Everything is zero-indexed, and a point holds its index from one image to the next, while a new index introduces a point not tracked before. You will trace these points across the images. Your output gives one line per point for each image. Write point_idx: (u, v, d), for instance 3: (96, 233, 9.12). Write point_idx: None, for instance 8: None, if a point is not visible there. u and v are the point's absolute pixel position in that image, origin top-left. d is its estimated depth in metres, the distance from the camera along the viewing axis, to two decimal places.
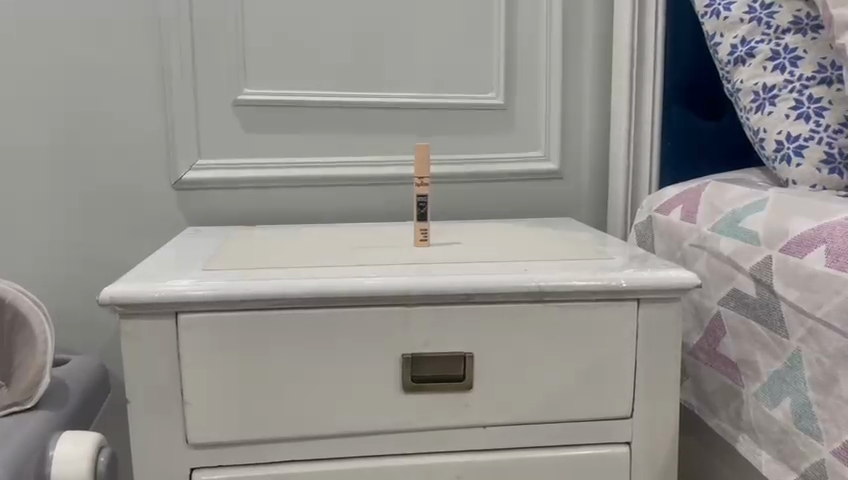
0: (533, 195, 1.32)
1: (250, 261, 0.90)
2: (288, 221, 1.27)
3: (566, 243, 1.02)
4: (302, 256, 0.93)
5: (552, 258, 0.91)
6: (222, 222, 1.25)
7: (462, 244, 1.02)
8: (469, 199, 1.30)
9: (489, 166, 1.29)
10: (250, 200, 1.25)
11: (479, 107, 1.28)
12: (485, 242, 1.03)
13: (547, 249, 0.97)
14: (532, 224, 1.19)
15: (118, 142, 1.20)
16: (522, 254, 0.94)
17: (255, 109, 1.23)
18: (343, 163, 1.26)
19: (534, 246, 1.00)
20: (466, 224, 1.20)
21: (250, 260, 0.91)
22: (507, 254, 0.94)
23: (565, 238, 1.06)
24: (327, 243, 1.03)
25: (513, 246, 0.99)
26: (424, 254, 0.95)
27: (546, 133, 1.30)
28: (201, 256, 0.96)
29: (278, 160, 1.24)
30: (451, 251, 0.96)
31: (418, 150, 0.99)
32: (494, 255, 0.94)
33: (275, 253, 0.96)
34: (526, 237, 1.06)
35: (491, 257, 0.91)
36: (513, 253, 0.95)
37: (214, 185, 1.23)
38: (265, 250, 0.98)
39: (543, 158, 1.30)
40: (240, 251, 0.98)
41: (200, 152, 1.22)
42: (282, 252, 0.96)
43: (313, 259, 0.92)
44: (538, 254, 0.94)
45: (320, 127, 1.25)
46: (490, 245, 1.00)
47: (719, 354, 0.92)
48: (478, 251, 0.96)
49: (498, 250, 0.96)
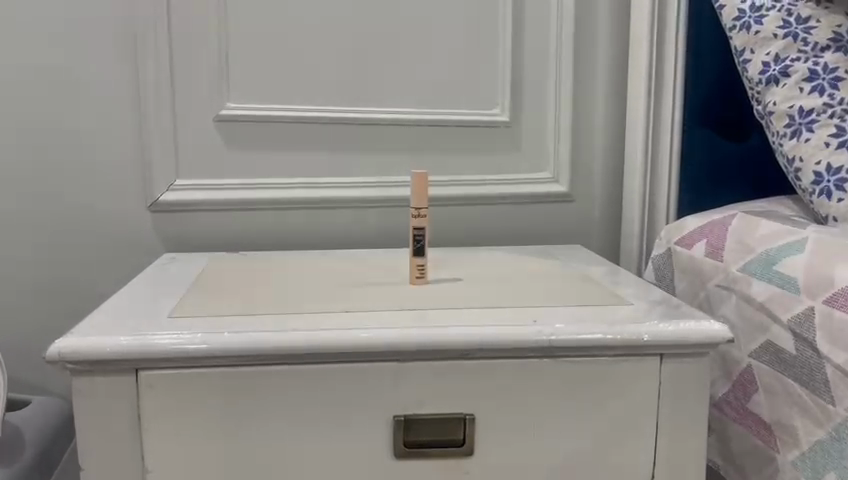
0: (541, 220, 1.22)
1: (223, 305, 0.80)
2: (274, 246, 1.17)
3: (577, 281, 0.92)
4: (282, 298, 0.83)
5: (563, 305, 0.81)
6: (202, 248, 1.15)
7: (461, 282, 0.92)
8: (471, 224, 1.20)
9: (492, 188, 1.19)
10: (233, 224, 1.15)
11: (483, 125, 1.18)
12: (486, 279, 0.93)
13: (556, 291, 0.87)
14: (540, 254, 1.09)
15: (90, 160, 1.11)
16: (528, 297, 0.84)
17: (239, 125, 1.13)
18: (335, 184, 1.16)
19: (541, 285, 0.90)
20: (468, 252, 1.10)
21: (225, 303, 0.81)
22: (512, 298, 0.84)
23: (577, 275, 0.96)
24: (313, 278, 0.93)
25: (518, 286, 0.89)
26: (418, 296, 0.85)
27: (555, 152, 1.20)
28: (172, 295, 0.86)
29: (264, 181, 1.14)
30: (448, 292, 0.86)
31: (414, 179, 0.88)
32: (497, 298, 0.84)
33: (252, 292, 0.86)
34: (532, 273, 0.96)
35: (494, 303, 0.81)
36: (518, 296, 0.85)
37: (194, 207, 1.13)
38: (242, 288, 0.88)
39: (552, 180, 1.20)
40: (215, 289, 0.88)
41: (179, 171, 1.12)
42: (261, 292, 0.86)
43: (293, 302, 0.82)
44: (547, 298, 0.84)
45: (309, 144, 1.15)
46: (491, 284, 0.90)
47: (749, 412, 0.83)
48: (481, 293, 0.86)
49: (501, 292, 0.86)
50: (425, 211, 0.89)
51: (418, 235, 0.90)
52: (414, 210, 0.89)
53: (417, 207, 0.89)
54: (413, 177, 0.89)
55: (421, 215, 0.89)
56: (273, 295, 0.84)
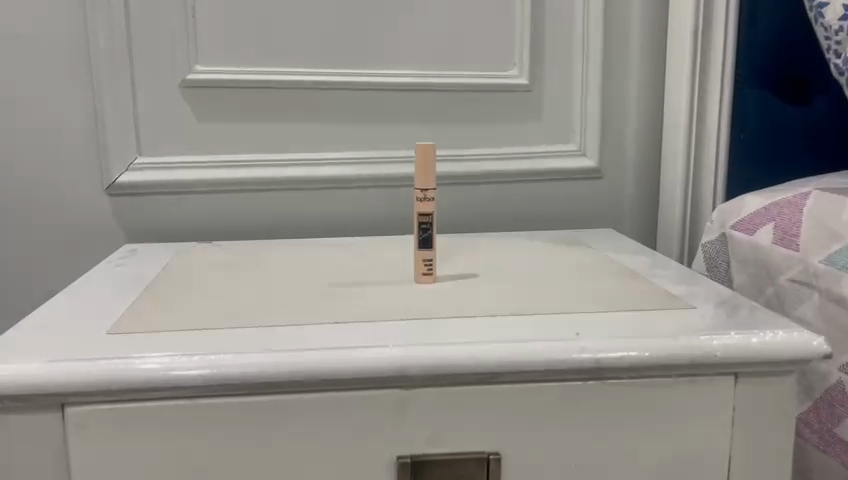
0: (566, 199, 1.05)
1: (179, 316, 0.64)
2: (255, 234, 1.00)
3: (618, 278, 0.75)
4: (255, 305, 0.67)
5: (607, 311, 0.65)
6: (170, 236, 0.99)
7: (476, 280, 0.75)
8: (485, 205, 1.03)
9: (510, 163, 1.02)
10: (205, 209, 0.98)
11: (498, 89, 1.00)
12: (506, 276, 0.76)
13: (593, 291, 0.70)
14: (567, 242, 0.93)
15: (32, 135, 0.93)
16: (561, 301, 0.67)
17: (210, 92, 0.95)
18: (325, 160, 0.99)
19: (574, 283, 0.73)
20: (482, 240, 0.94)
21: (185, 312, 0.65)
22: (540, 302, 0.67)
23: (614, 267, 0.80)
24: (299, 275, 0.77)
25: (547, 285, 0.72)
26: (424, 300, 0.68)
27: (582, 120, 1.02)
28: (121, 301, 0.70)
29: (241, 158, 0.97)
30: (460, 295, 0.69)
31: (419, 153, 0.71)
32: (523, 302, 0.67)
33: (219, 298, 0.70)
34: (561, 267, 0.80)
35: (520, 310, 0.65)
36: (550, 299, 0.68)
37: (159, 189, 0.96)
38: (207, 292, 0.71)
39: (579, 152, 1.03)
40: (172, 293, 0.71)
41: (140, 147, 0.95)
42: (229, 298, 0.69)
43: (268, 311, 0.65)
44: (583, 301, 0.67)
45: (294, 114, 0.98)
46: (512, 282, 0.73)
47: (840, 438, 0.66)
48: (503, 294, 0.70)
49: (528, 294, 0.69)
50: (432, 192, 0.72)
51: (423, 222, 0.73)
52: (418, 192, 0.72)
53: (422, 188, 0.72)
54: (416, 151, 0.72)
55: (426, 197, 0.72)
56: (246, 301, 0.68)
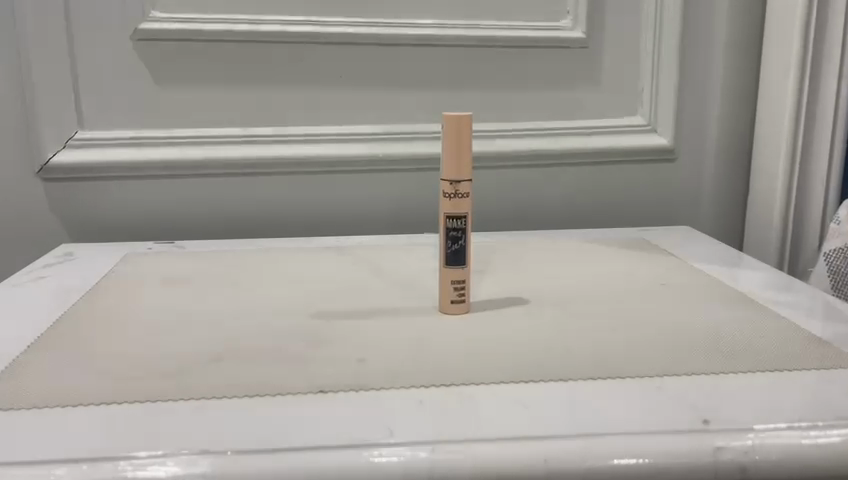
0: (628, 188, 0.82)
1: (86, 380, 0.42)
2: (233, 231, 0.78)
3: (727, 308, 0.53)
4: (202, 358, 0.45)
5: (732, 374, 0.43)
6: (126, 233, 0.77)
7: (525, 310, 0.53)
8: (528, 195, 0.81)
9: (560, 141, 0.79)
10: (169, 199, 0.76)
11: (547, 45, 0.77)
12: (567, 305, 0.54)
13: (697, 333, 0.49)
14: (638, 246, 0.71)
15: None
16: (657, 355, 0.45)
17: (172, 47, 0.73)
18: (321, 136, 0.76)
19: (667, 318, 0.51)
20: (525, 243, 0.72)
21: (104, 369, 0.44)
22: (627, 355, 0.45)
23: (714, 289, 0.58)
24: (281, 300, 0.55)
25: (632, 321, 0.51)
26: (454, 347, 0.46)
27: (652, 86, 0.80)
28: (20, 342, 0.49)
29: (214, 132, 0.75)
30: (506, 339, 0.47)
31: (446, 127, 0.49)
32: (601, 356, 0.45)
33: (157, 341, 0.48)
34: (641, 290, 0.57)
35: (600, 373, 0.43)
36: (639, 349, 0.46)
37: (108, 173, 0.75)
38: (141, 333, 0.49)
39: (647, 128, 0.81)
40: (93, 335, 0.49)
41: (81, 118, 0.73)
42: (169, 343, 0.48)
43: (223, 370, 0.44)
44: (689, 354, 0.45)
45: (280, 76, 0.75)
46: (577, 317, 0.51)
47: None
48: (573, 337, 0.48)
49: (605, 340, 0.48)
50: (465, 185, 0.50)
51: (452, 228, 0.51)
52: (446, 186, 0.50)
53: (451, 179, 0.50)
54: (443, 124, 0.50)
55: (457, 193, 0.50)
56: (199, 349, 0.46)
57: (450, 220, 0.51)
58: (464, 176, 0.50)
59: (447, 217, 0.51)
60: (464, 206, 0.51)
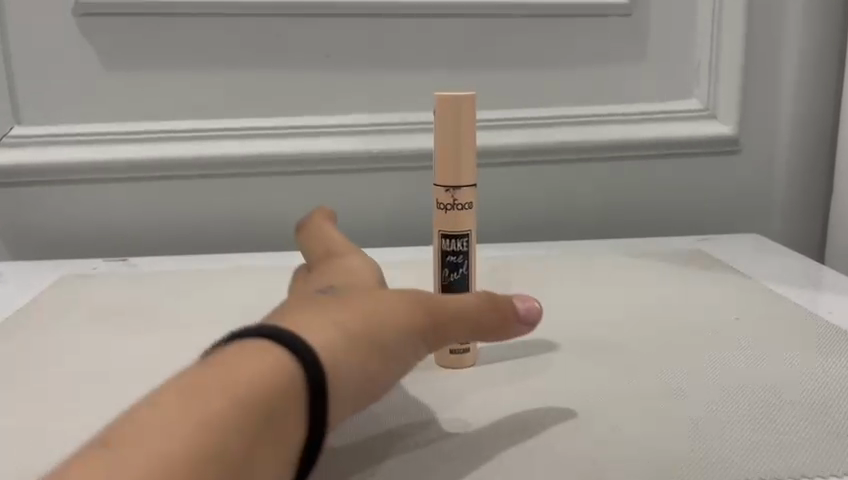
0: (681, 186, 0.67)
1: None
2: (202, 246, 0.65)
3: (827, 361, 0.39)
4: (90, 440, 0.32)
5: None
6: (74, 248, 0.64)
7: (548, 369, 0.39)
8: (559, 197, 0.66)
9: (597, 130, 0.65)
10: (123, 208, 0.63)
11: (581, 12, 0.63)
12: (608, 360, 0.40)
13: (790, 409, 0.35)
14: (697, 262, 0.56)
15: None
16: (737, 446, 0.32)
17: (122, 23, 0.60)
18: (305, 129, 0.63)
19: (745, 381, 0.37)
20: (555, 259, 0.57)
21: None
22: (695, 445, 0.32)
23: (802, 326, 0.44)
24: None
25: (695, 386, 0.37)
26: (442, 435, 0.33)
27: (712, 60, 0.65)
28: None
29: (175, 126, 0.62)
30: (519, 418, 0.34)
31: (443, 111, 0.36)
32: (659, 447, 0.31)
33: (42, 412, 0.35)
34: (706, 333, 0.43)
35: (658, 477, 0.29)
36: (710, 434, 0.32)
37: (49, 177, 0.62)
38: (25, 391, 0.36)
39: (706, 112, 0.66)
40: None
41: (15, 112, 0.61)
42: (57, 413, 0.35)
43: None
44: (783, 445, 0.32)
45: (252, 56, 0.62)
46: (619, 379, 0.38)
47: None
48: (613, 412, 0.34)
49: (662, 417, 0.34)
50: (466, 193, 0.37)
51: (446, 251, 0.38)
52: (441, 193, 0.37)
53: (449, 183, 0.37)
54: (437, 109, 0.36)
55: (455, 203, 0.37)
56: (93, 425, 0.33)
57: (445, 239, 0.37)
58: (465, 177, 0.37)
59: (440, 236, 0.38)
60: (465, 221, 0.37)
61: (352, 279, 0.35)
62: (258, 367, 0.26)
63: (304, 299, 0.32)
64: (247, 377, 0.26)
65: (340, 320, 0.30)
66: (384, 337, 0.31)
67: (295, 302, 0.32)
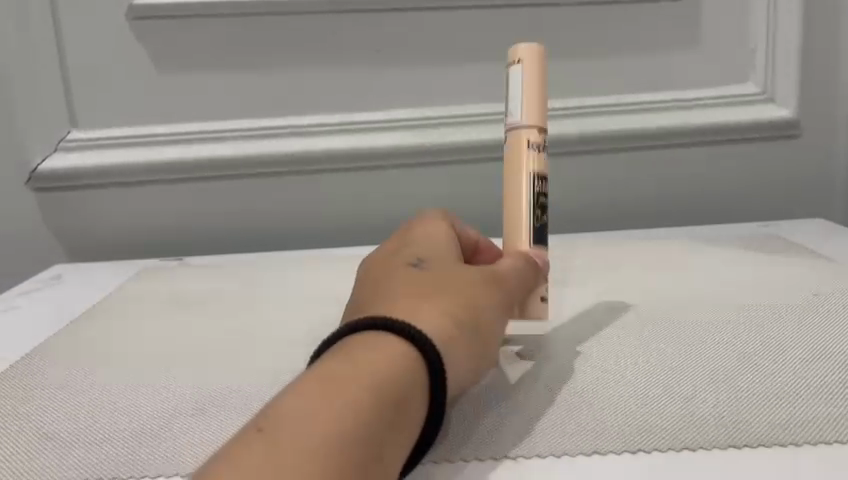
0: (741, 174, 0.66)
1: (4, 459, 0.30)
2: (256, 245, 0.65)
3: None
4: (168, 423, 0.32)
5: None
6: (132, 251, 0.64)
7: (620, 335, 0.38)
8: (614, 188, 0.65)
9: (652, 118, 0.63)
10: (178, 210, 0.64)
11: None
12: (672, 326, 0.39)
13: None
14: (765, 245, 0.54)
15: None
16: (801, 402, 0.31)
17: (173, 26, 0.61)
18: (356, 126, 0.63)
19: (810, 340, 0.36)
20: (616, 248, 0.56)
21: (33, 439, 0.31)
22: (779, 401, 0.31)
23: None
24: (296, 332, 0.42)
25: (757, 345, 0.36)
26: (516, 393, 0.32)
27: (767, 43, 0.63)
28: None
29: (227, 126, 0.62)
30: (594, 375, 0.34)
31: (524, 53, 0.35)
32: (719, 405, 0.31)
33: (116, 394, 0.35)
34: (769, 300, 0.42)
35: (734, 438, 0.29)
36: (770, 391, 0.32)
37: (105, 181, 0.62)
38: (102, 378, 0.37)
39: (763, 96, 0.64)
40: (39, 382, 0.37)
41: (73, 117, 0.62)
42: (133, 391, 0.35)
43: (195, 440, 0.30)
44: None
45: (302, 54, 0.62)
46: (675, 339, 0.37)
47: None
48: (671, 370, 0.34)
49: (719, 373, 0.33)
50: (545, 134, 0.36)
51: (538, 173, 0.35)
52: (527, 134, 0.35)
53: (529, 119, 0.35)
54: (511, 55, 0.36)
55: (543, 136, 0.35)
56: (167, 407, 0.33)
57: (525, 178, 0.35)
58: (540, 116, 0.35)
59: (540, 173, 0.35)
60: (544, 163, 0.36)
61: (437, 250, 0.33)
62: (372, 363, 0.25)
63: (397, 277, 0.30)
64: (369, 369, 0.25)
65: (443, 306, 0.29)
66: (485, 320, 0.30)
67: (386, 281, 0.31)
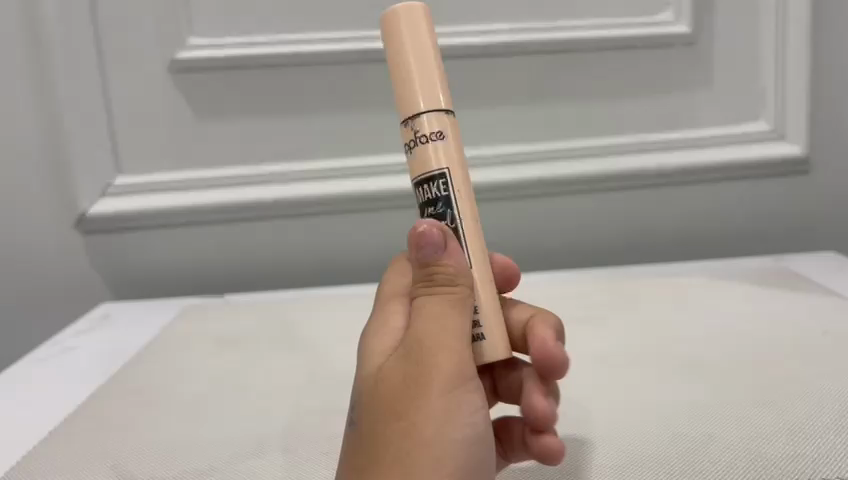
0: (755, 208, 0.68)
1: None
2: (292, 282, 0.68)
3: None
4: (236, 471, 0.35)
5: None
6: (173, 288, 0.68)
7: (629, 376, 0.43)
8: (633, 224, 0.68)
9: (667, 157, 0.66)
10: (217, 250, 0.67)
11: (645, 44, 0.65)
12: (680, 371, 0.43)
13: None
14: (779, 280, 0.57)
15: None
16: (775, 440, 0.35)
17: (213, 79, 0.65)
18: (386, 169, 0.66)
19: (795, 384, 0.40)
20: (637, 284, 0.59)
21: None
22: (768, 435, 0.35)
23: None
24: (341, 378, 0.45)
25: (744, 389, 0.40)
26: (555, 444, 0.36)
27: (777, 84, 0.66)
28: (33, 440, 0.40)
29: (264, 170, 0.66)
30: (629, 428, 0.36)
31: (395, 24, 0.31)
32: (702, 444, 0.35)
33: (184, 442, 0.39)
34: (771, 343, 0.46)
35: (711, 470, 0.33)
36: (750, 431, 0.36)
37: (148, 223, 0.66)
38: (170, 427, 0.40)
39: (775, 134, 0.67)
40: (106, 431, 0.40)
41: (118, 164, 0.66)
42: (200, 440, 0.39)
43: None
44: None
45: (335, 102, 0.66)
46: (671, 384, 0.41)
47: None
48: (663, 412, 0.38)
49: (708, 415, 0.37)
50: (431, 120, 0.30)
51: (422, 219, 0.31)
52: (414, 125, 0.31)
53: (406, 116, 0.31)
54: (385, 40, 0.31)
55: (418, 136, 0.30)
56: (233, 456, 0.37)
57: (420, 188, 0.31)
58: (437, 199, 0.30)
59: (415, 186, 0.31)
60: (432, 156, 0.30)
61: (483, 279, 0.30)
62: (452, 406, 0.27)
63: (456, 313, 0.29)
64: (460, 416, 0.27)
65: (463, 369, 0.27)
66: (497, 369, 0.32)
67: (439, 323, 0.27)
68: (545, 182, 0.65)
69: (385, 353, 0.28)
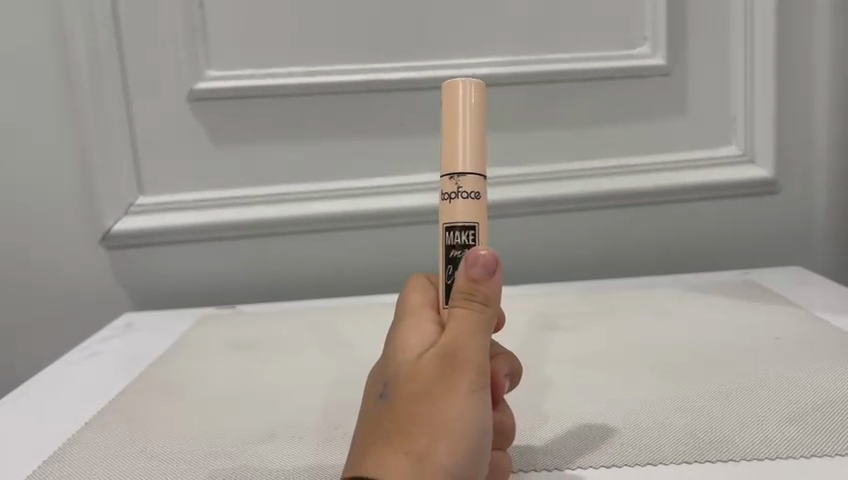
0: (728, 226, 0.74)
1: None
2: (299, 292, 0.74)
3: (817, 367, 0.47)
4: (252, 458, 0.41)
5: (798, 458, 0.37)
6: (190, 298, 0.74)
7: (597, 376, 0.48)
8: (615, 240, 0.73)
9: (645, 179, 0.72)
10: (231, 263, 0.73)
11: (624, 75, 0.71)
12: (644, 371, 0.48)
13: (815, 402, 0.42)
14: (744, 291, 0.62)
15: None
16: (718, 430, 0.40)
17: (229, 107, 0.71)
18: (386, 189, 0.72)
19: (743, 382, 0.45)
20: (616, 295, 0.64)
21: (148, 468, 0.40)
22: (713, 426, 0.40)
23: (823, 339, 0.51)
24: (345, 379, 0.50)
25: (697, 386, 0.45)
26: (525, 426, 0.42)
27: (747, 111, 0.72)
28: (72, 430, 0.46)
29: (274, 190, 0.72)
30: (594, 413, 0.43)
31: (459, 91, 0.33)
32: (655, 435, 0.40)
33: (205, 433, 0.44)
34: (728, 346, 0.51)
35: (658, 457, 0.38)
36: (697, 422, 0.41)
37: (168, 239, 0.72)
38: (193, 421, 0.46)
39: (746, 158, 0.72)
40: (132, 423, 0.46)
41: (141, 185, 0.72)
42: (219, 431, 0.44)
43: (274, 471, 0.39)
44: (807, 430, 0.39)
45: (340, 128, 0.72)
46: (635, 383, 0.46)
47: None
48: (623, 406, 0.43)
49: (663, 409, 0.42)
50: (471, 180, 0.33)
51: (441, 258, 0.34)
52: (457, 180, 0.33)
53: (449, 171, 0.33)
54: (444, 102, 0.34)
55: (459, 191, 0.33)
56: (249, 444, 0.42)
57: (449, 234, 0.33)
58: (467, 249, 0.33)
59: (444, 230, 0.33)
60: (470, 212, 0.33)
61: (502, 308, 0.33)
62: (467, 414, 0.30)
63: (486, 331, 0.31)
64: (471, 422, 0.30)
65: (482, 377, 0.31)
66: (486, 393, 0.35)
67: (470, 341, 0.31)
68: (532, 202, 0.71)
69: (416, 353, 0.32)
